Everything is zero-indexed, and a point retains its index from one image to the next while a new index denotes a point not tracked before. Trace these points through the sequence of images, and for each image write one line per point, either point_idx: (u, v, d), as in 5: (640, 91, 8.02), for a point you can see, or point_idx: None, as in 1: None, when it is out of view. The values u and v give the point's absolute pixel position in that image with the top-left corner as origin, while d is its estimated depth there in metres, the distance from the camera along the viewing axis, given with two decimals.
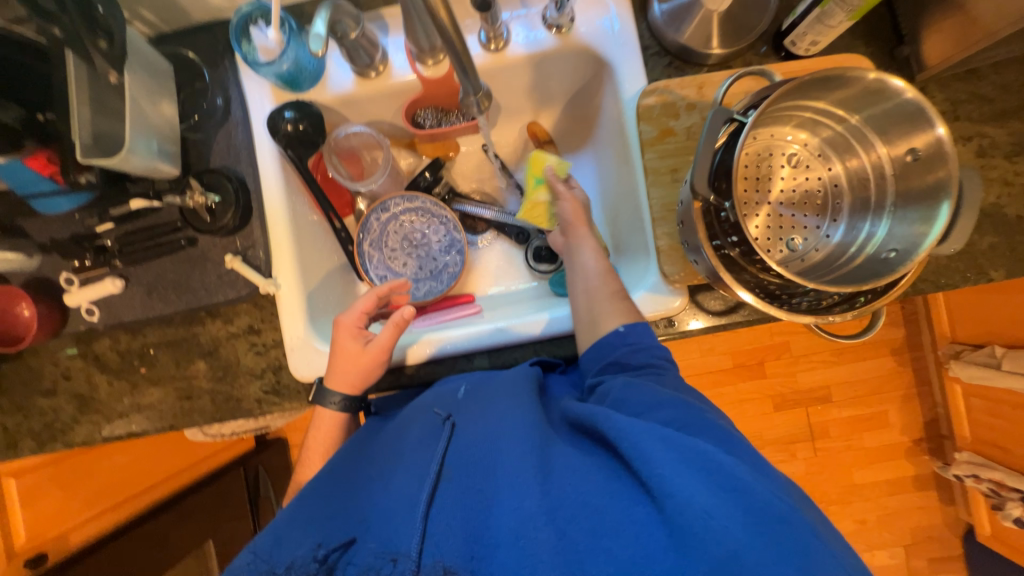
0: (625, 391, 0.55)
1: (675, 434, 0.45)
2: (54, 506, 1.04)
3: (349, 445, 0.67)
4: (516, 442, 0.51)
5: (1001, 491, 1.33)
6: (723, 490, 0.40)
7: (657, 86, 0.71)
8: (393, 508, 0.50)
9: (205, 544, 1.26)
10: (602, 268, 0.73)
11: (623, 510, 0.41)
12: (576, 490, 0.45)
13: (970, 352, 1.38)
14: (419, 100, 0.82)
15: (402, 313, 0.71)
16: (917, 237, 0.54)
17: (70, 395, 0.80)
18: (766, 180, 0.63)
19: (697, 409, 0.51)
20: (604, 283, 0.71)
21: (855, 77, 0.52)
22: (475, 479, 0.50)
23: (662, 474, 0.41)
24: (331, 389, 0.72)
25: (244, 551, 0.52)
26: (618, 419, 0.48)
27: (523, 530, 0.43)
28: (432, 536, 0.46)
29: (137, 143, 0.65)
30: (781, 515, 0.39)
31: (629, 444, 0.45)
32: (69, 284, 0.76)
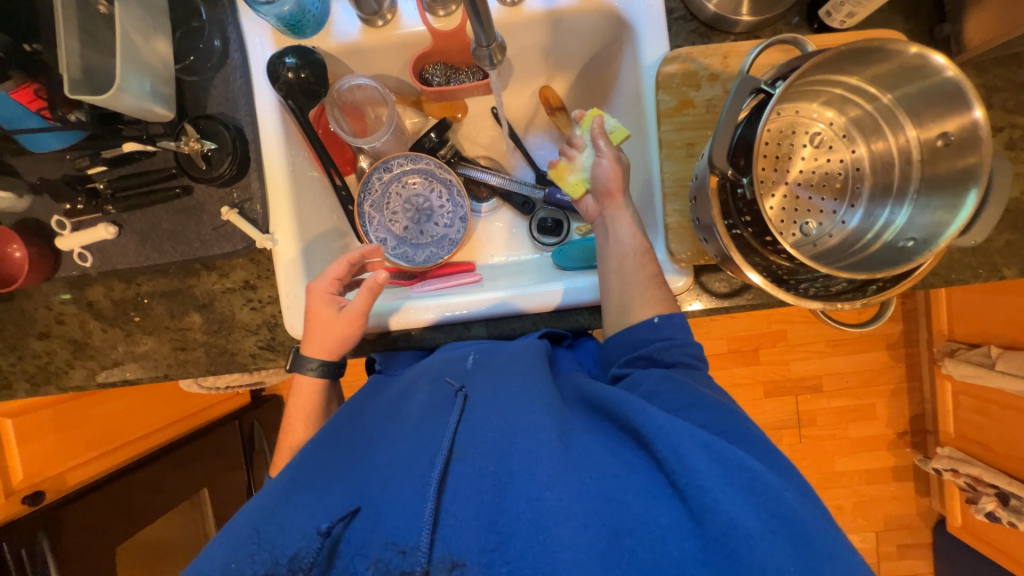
0: (656, 383, 0.56)
1: (719, 443, 0.46)
2: (52, 447, 1.06)
3: (348, 410, 0.68)
4: (537, 427, 0.52)
5: (978, 486, 1.37)
6: (759, 507, 0.42)
7: (680, 53, 0.67)
8: (402, 481, 0.50)
9: (201, 492, 1.30)
10: (638, 247, 0.68)
11: (651, 513, 0.44)
12: (602, 484, 0.46)
13: (965, 350, 1.38)
14: (428, 55, 0.77)
15: (373, 278, 0.69)
16: (938, 225, 0.52)
17: (63, 340, 0.79)
18: (786, 159, 0.61)
19: (722, 409, 0.53)
20: (639, 265, 0.67)
21: (894, 50, 0.49)
22: (491, 461, 0.50)
23: (703, 486, 0.43)
24: (309, 354, 0.72)
25: (247, 524, 0.51)
26: (654, 416, 0.49)
27: (545, 524, 0.44)
28: (445, 521, 0.46)
29: (129, 81, 0.61)
30: (807, 526, 0.43)
31: (666, 446, 0.46)
32: (61, 228, 0.74)
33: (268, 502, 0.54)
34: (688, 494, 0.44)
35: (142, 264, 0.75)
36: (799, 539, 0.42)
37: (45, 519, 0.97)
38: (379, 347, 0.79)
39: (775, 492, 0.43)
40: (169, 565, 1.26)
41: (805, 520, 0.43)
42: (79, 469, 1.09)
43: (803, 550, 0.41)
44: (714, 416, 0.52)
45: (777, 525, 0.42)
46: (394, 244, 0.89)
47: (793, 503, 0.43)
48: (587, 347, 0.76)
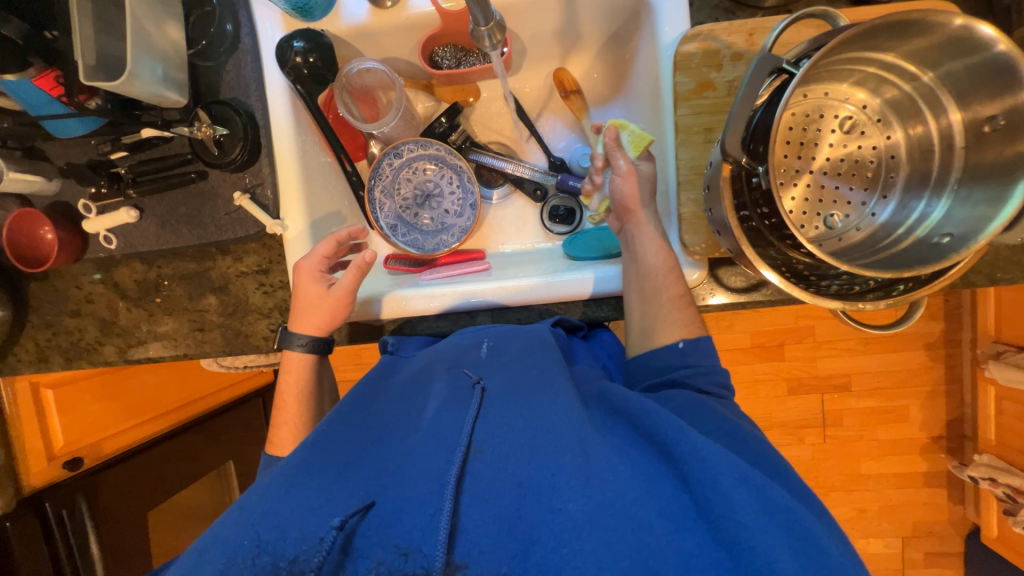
0: (687, 403, 0.55)
1: (759, 478, 0.45)
2: (92, 416, 1.11)
3: (360, 392, 0.66)
4: (559, 430, 0.51)
5: (1017, 497, 1.29)
6: (797, 550, 0.42)
7: (700, 30, 0.63)
8: (417, 477, 0.49)
9: (227, 463, 1.39)
10: (667, 266, 0.64)
11: (674, 537, 0.43)
12: (624, 500, 0.45)
13: (1013, 354, 1.29)
14: (438, 36, 0.76)
15: (362, 256, 0.71)
16: (979, 221, 0.47)
17: (93, 318, 0.84)
18: (812, 145, 0.56)
19: (752, 441, 0.52)
20: (666, 284, 0.64)
21: (934, 22, 0.44)
22: (511, 463, 0.49)
23: (741, 521, 0.42)
24: (296, 331, 0.73)
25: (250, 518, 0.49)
26: (693, 438, 0.48)
27: (566, 537, 0.44)
28: (464, 523, 0.46)
29: (141, 66, 0.62)
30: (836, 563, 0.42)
31: (701, 470, 0.45)
32: (87, 211, 0.77)
33: (277, 486, 0.51)
34: (720, 524, 0.43)
35: (162, 247, 0.77)
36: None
37: (84, 483, 1.05)
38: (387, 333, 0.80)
39: (811, 534, 0.43)
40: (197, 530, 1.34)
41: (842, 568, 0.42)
42: (115, 439, 1.14)
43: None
44: (747, 447, 0.51)
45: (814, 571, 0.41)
46: (404, 230, 0.88)
47: (831, 549, 0.43)
48: (602, 338, 0.76)
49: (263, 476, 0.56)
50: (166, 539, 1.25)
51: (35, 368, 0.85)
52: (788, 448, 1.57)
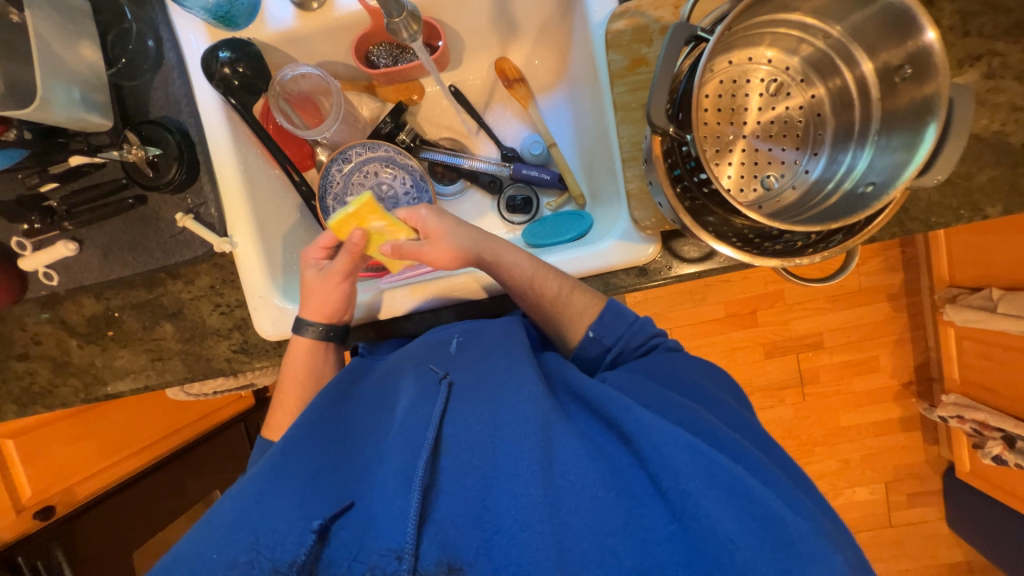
0: (633, 381, 0.58)
1: (703, 446, 0.46)
2: (59, 464, 1.07)
3: (329, 396, 0.63)
4: (519, 419, 0.51)
5: (984, 431, 1.35)
6: (743, 511, 0.43)
7: (628, 7, 0.63)
8: (389, 478, 0.49)
9: (212, 493, 1.37)
10: (532, 277, 0.66)
11: (630, 513, 0.45)
12: (584, 483, 0.47)
13: (966, 295, 1.35)
14: (370, 35, 0.75)
15: (352, 240, 0.67)
16: (897, 167, 0.49)
17: (43, 359, 0.80)
18: (740, 111, 0.57)
19: (702, 416, 0.52)
20: (541, 292, 0.66)
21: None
22: (475, 456, 0.49)
23: (687, 491, 0.44)
24: (308, 316, 0.70)
25: (227, 516, 0.48)
26: (639, 415, 0.50)
27: (527, 523, 0.45)
28: (433, 517, 0.46)
29: (56, 92, 0.59)
30: (783, 524, 0.43)
31: (649, 445, 0.47)
32: (22, 249, 0.73)
33: (252, 492, 0.50)
34: (670, 496, 0.45)
35: (107, 278, 0.74)
36: (783, 542, 0.42)
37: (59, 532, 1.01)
38: (352, 341, 0.78)
39: (764, 505, 0.44)
40: None
41: (787, 521, 0.43)
42: (88, 482, 1.10)
43: (789, 553, 0.42)
44: (694, 422, 0.51)
45: (757, 528, 0.43)
46: None
47: (774, 503, 0.44)
48: None
49: (235, 484, 0.53)
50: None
51: None
52: (771, 411, 1.62)
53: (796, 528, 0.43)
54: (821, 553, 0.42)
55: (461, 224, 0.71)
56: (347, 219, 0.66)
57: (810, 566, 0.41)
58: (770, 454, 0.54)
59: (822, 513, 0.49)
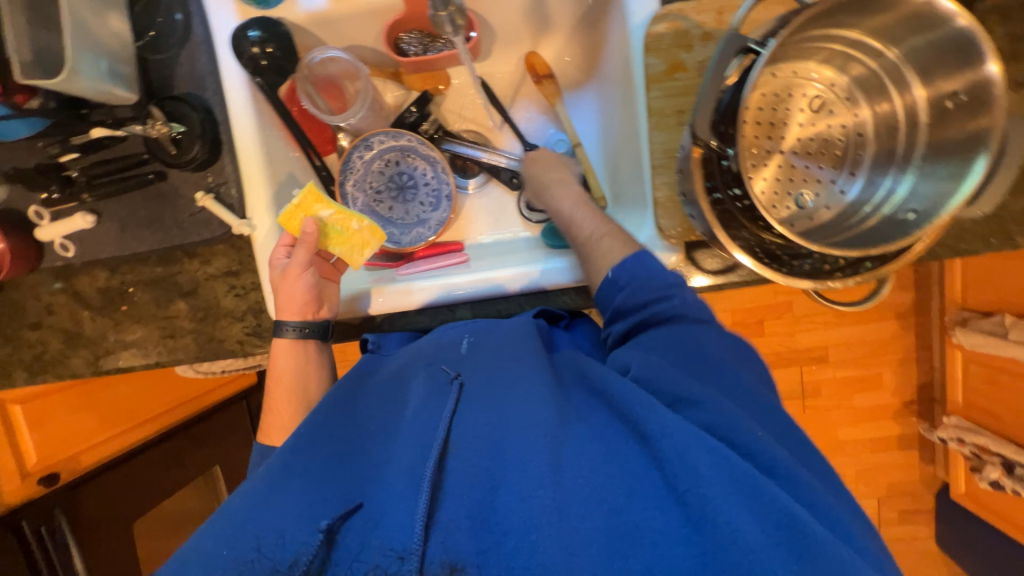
0: (644, 364, 0.55)
1: (722, 449, 0.45)
2: (64, 432, 1.07)
3: (339, 393, 0.64)
4: (531, 422, 0.50)
5: (983, 455, 1.36)
6: (761, 515, 0.42)
7: (670, 11, 0.63)
8: (398, 477, 0.49)
9: (213, 468, 1.36)
10: (572, 211, 0.71)
11: (644, 516, 0.43)
12: (596, 486, 0.45)
13: (977, 319, 1.34)
14: (403, 21, 0.73)
15: (306, 230, 0.69)
16: (942, 196, 0.48)
17: (55, 329, 0.80)
18: (781, 125, 0.57)
19: (727, 408, 0.50)
20: (577, 224, 0.69)
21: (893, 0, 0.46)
22: (484, 457, 0.48)
23: (706, 494, 0.42)
24: (286, 318, 0.70)
25: (236, 507, 0.50)
26: (661, 414, 0.48)
27: (536, 525, 0.43)
28: (440, 520, 0.44)
29: (84, 63, 0.58)
30: (807, 532, 0.41)
31: (666, 445, 0.46)
32: (40, 218, 0.73)
33: (261, 489, 0.51)
34: (688, 500, 0.43)
35: (124, 253, 0.74)
36: (806, 550, 0.40)
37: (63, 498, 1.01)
38: (365, 331, 0.78)
39: (788, 511, 0.42)
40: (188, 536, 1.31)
41: (813, 528, 0.41)
42: (91, 452, 1.10)
43: (809, 557, 0.40)
44: (717, 415, 0.49)
45: (779, 534, 0.41)
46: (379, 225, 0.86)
47: (793, 506, 0.43)
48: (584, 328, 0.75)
49: (242, 484, 0.53)
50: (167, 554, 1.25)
51: None
52: None
53: (817, 531, 0.41)
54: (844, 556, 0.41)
55: (551, 163, 0.79)
56: (292, 210, 0.71)
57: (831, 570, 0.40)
58: (789, 443, 0.52)
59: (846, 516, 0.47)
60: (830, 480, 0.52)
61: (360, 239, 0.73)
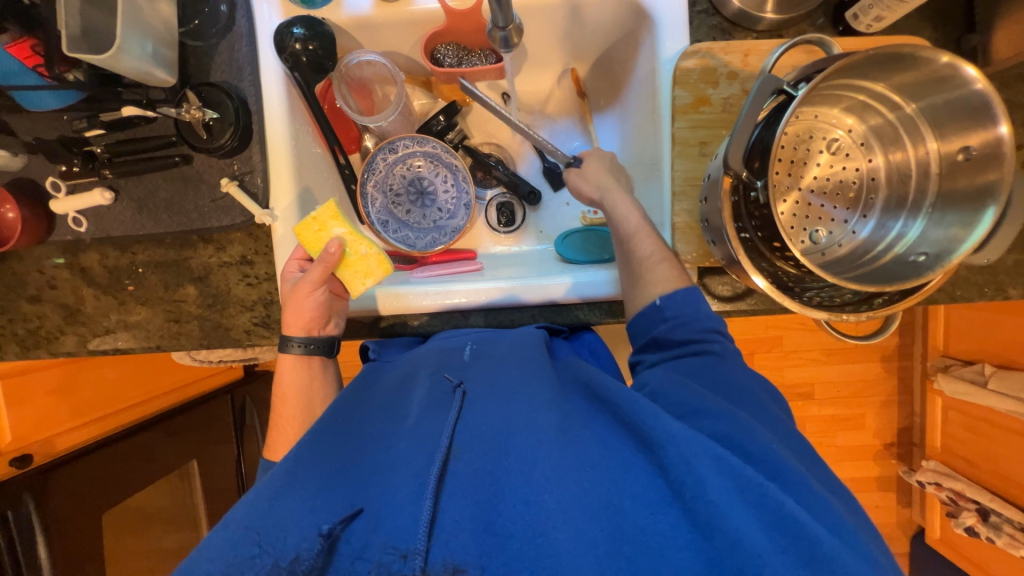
0: (667, 383, 0.54)
1: (729, 456, 0.43)
2: (40, 412, 1.03)
3: (345, 399, 0.64)
4: (540, 429, 0.49)
5: (959, 500, 1.38)
6: (771, 526, 0.40)
7: (699, 48, 0.66)
8: (399, 482, 0.47)
9: (190, 463, 1.30)
10: (636, 227, 0.66)
11: (649, 521, 0.41)
12: (601, 490, 0.44)
13: (958, 367, 1.38)
14: (440, 34, 0.76)
15: (329, 250, 0.67)
16: (950, 242, 0.54)
17: (55, 304, 0.78)
18: (801, 164, 0.62)
19: (740, 419, 0.48)
20: (638, 242, 0.65)
21: (924, 58, 0.50)
22: (490, 462, 0.47)
23: (713, 501, 0.40)
24: (291, 333, 0.70)
25: (241, 507, 0.49)
26: (667, 421, 0.46)
27: (542, 528, 0.42)
28: (442, 522, 0.43)
29: (131, 43, 0.60)
30: (824, 552, 0.38)
31: (674, 453, 0.43)
32: (56, 190, 0.72)
33: (264, 496, 0.49)
34: (693, 505, 0.41)
35: (138, 233, 0.73)
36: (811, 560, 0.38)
37: (33, 481, 0.95)
38: (374, 332, 0.79)
39: (794, 521, 0.39)
40: (157, 533, 1.26)
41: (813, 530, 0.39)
42: (68, 435, 1.06)
43: (817, 564, 0.37)
44: (728, 425, 0.47)
45: (784, 541, 0.39)
46: (395, 227, 0.87)
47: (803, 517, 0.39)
48: (586, 339, 0.75)
49: (249, 489, 0.52)
50: (134, 552, 1.19)
51: None
52: None
53: (830, 541, 0.38)
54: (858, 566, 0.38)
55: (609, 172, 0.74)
56: (309, 223, 0.70)
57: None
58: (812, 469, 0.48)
59: (838, 501, 0.46)
60: (832, 480, 0.49)
61: (365, 266, 0.71)
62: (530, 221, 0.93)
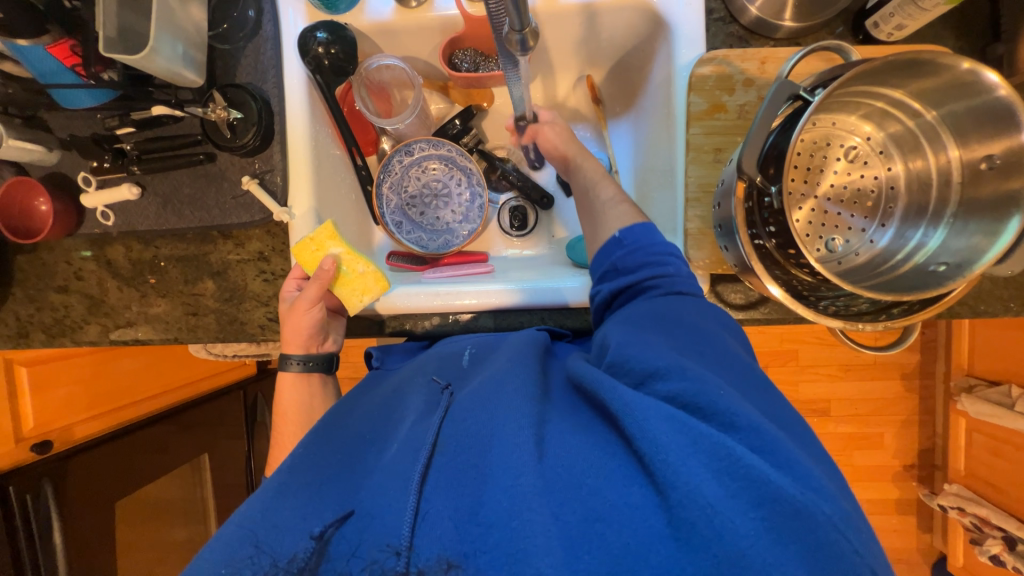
0: (621, 336, 0.52)
1: (682, 414, 0.42)
2: (62, 400, 1.05)
3: (338, 407, 0.65)
4: (509, 413, 0.48)
5: (984, 527, 1.32)
6: (728, 480, 0.39)
7: (716, 55, 0.66)
8: (389, 480, 0.48)
9: (201, 456, 1.32)
10: (597, 181, 0.71)
11: (619, 494, 0.40)
12: (574, 470, 0.43)
13: (984, 387, 1.33)
14: (459, 39, 0.78)
15: (324, 267, 0.69)
16: (973, 252, 0.52)
17: (81, 295, 0.81)
18: (818, 171, 0.62)
19: (703, 376, 0.46)
20: (600, 191, 0.70)
21: (945, 65, 0.49)
22: (470, 453, 0.47)
23: (668, 461, 0.39)
24: (291, 350, 0.71)
25: (232, 519, 0.49)
26: (623, 392, 0.45)
27: (516, 510, 0.41)
28: (426, 514, 0.44)
29: (163, 44, 0.62)
30: (789, 506, 0.37)
31: (631, 423, 0.42)
32: (86, 185, 0.75)
33: (257, 505, 0.49)
34: (654, 469, 0.40)
35: (161, 227, 0.76)
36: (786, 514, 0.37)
37: (52, 467, 0.98)
38: (383, 330, 0.79)
39: (750, 469, 0.39)
40: (166, 525, 1.28)
41: (770, 477, 0.38)
42: (86, 424, 1.08)
43: (776, 515, 0.37)
44: (688, 381, 0.45)
45: (737, 488, 0.38)
46: (409, 228, 0.89)
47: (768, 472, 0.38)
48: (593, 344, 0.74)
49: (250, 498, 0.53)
50: (144, 543, 1.21)
51: (15, 343, 0.82)
52: None
53: (786, 488, 0.38)
54: (813, 505, 0.38)
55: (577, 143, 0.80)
56: (307, 244, 0.72)
57: (797, 522, 0.37)
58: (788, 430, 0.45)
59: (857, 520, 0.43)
60: (811, 439, 0.46)
61: (362, 284, 0.72)
62: (542, 224, 0.93)
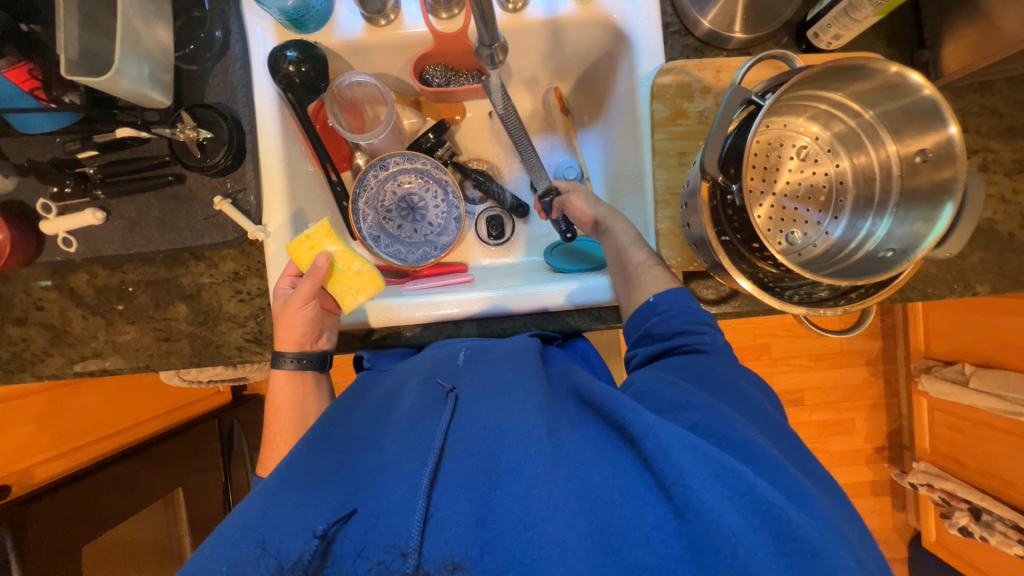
0: (648, 381, 0.55)
1: (707, 445, 0.43)
2: (22, 440, 0.98)
3: (337, 407, 0.64)
4: (524, 425, 0.50)
5: (951, 501, 1.39)
6: (750, 512, 0.40)
7: (674, 65, 0.70)
8: (393, 482, 0.47)
9: (175, 491, 1.26)
10: (627, 243, 0.70)
11: (635, 512, 0.42)
12: (589, 485, 0.44)
13: (940, 367, 1.41)
14: (429, 56, 0.79)
15: (317, 264, 0.68)
16: (915, 237, 0.57)
17: (41, 326, 0.77)
18: (774, 170, 0.66)
19: (724, 413, 0.48)
20: (632, 256, 0.68)
21: (876, 69, 0.54)
22: (481, 458, 0.48)
23: (691, 487, 0.40)
24: (285, 348, 0.70)
25: (235, 513, 0.49)
26: (647, 416, 0.46)
27: (532, 521, 0.42)
28: (435, 517, 0.43)
29: (128, 66, 0.62)
30: (807, 545, 0.38)
31: (654, 445, 0.44)
32: (47, 212, 0.72)
33: (257, 505, 0.48)
34: (674, 494, 0.41)
35: (129, 251, 0.74)
36: (799, 554, 0.38)
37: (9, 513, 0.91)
38: (365, 346, 0.79)
39: (773, 506, 0.39)
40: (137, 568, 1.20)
41: (792, 517, 0.39)
42: (47, 464, 1.01)
43: (795, 552, 0.38)
44: (712, 417, 0.47)
45: (760, 523, 0.39)
46: (387, 241, 0.89)
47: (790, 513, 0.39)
48: (578, 346, 0.76)
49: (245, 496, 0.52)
50: None
51: None
52: None
53: (804, 526, 0.39)
54: (832, 550, 0.38)
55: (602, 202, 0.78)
56: (302, 241, 0.71)
57: (815, 562, 0.38)
58: (797, 462, 0.48)
59: (843, 521, 0.45)
60: (821, 476, 0.49)
61: (357, 282, 0.72)
62: (519, 233, 0.95)
